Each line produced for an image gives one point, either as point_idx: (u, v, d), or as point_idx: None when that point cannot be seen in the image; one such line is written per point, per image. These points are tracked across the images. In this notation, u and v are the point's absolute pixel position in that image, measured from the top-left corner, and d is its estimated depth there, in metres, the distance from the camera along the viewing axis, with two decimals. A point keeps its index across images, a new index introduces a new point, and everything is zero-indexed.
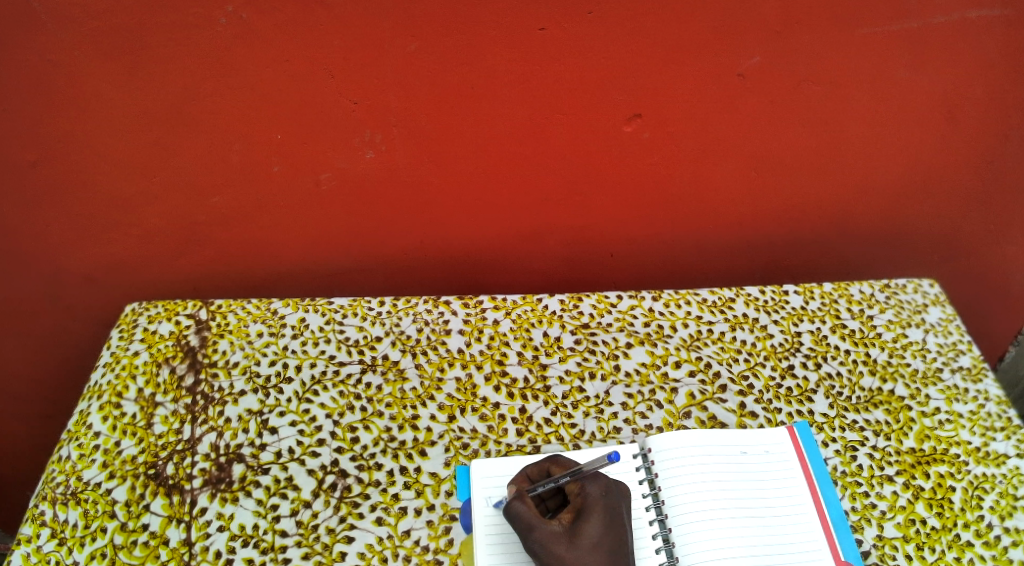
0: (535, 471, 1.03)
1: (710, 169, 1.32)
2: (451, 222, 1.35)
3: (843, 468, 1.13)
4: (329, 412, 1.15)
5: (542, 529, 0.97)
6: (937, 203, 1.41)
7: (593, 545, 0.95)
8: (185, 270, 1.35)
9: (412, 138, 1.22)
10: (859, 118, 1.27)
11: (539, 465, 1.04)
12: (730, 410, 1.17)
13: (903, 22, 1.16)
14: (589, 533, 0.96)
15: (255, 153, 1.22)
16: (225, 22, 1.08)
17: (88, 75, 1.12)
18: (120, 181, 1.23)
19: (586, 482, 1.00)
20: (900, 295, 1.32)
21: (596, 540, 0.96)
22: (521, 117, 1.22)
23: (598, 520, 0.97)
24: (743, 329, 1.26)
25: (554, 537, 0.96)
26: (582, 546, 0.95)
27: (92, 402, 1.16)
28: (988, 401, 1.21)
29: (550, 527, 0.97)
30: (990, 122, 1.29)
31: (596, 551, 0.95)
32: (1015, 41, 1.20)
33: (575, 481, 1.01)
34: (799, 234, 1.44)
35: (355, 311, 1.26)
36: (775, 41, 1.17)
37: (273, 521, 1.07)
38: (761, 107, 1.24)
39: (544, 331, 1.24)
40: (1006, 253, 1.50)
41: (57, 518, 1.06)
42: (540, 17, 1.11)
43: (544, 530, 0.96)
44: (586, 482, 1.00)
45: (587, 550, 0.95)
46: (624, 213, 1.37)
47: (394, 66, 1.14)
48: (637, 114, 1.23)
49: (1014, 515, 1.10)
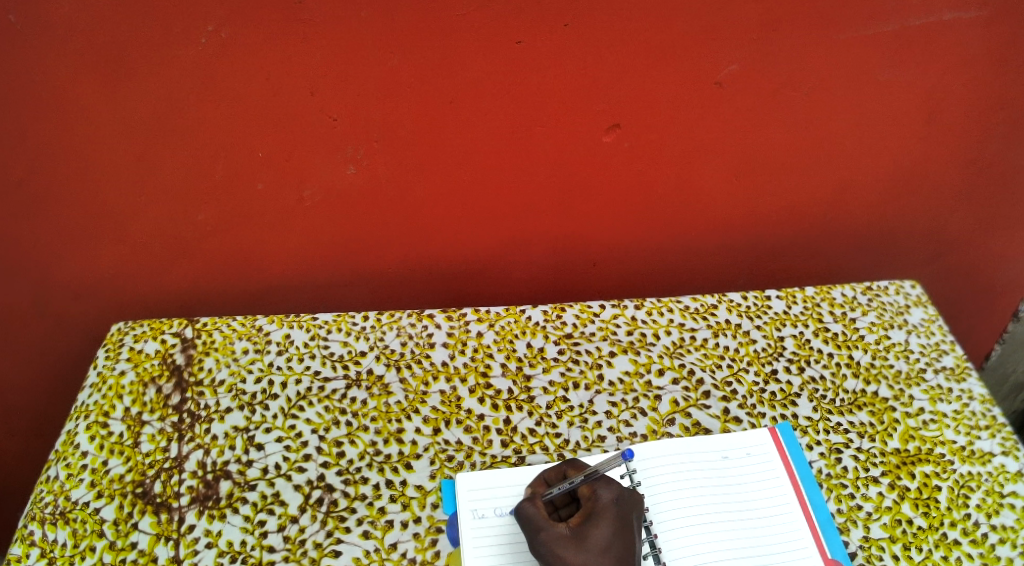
0: (553, 473, 1.04)
1: (691, 176, 1.33)
2: (435, 234, 1.36)
3: (828, 470, 1.13)
4: (315, 427, 1.16)
5: (549, 531, 0.97)
6: (917, 205, 1.42)
7: (602, 551, 0.95)
8: (171, 285, 1.36)
9: (395, 152, 1.24)
10: (838, 123, 1.28)
11: (557, 468, 1.05)
12: (714, 416, 1.18)
13: (877, 26, 1.18)
14: (598, 537, 0.96)
15: (240, 169, 1.23)
16: (206, 40, 1.10)
17: (71, 93, 1.13)
18: (107, 196, 1.23)
19: (598, 485, 1.00)
20: (882, 297, 1.33)
21: (605, 544, 0.96)
22: (503, 128, 1.23)
23: (607, 524, 0.97)
24: (726, 335, 1.27)
25: (559, 540, 0.97)
26: (591, 550, 0.95)
27: (80, 422, 1.16)
28: (972, 400, 1.21)
29: (557, 530, 0.97)
30: (967, 123, 1.31)
31: (605, 556, 0.95)
32: (988, 43, 1.21)
33: (588, 485, 1.00)
34: (781, 240, 1.45)
35: (339, 326, 1.26)
36: (751, 49, 1.18)
37: (261, 536, 1.07)
38: (739, 114, 1.25)
39: (528, 341, 1.25)
40: (987, 253, 1.51)
41: (46, 538, 1.06)
42: (519, 29, 1.13)
43: (551, 532, 0.97)
44: (599, 484, 1.00)
45: (596, 554, 0.95)
46: (606, 222, 1.38)
47: (375, 81, 1.16)
48: (617, 124, 1.24)
49: (1001, 512, 1.10)
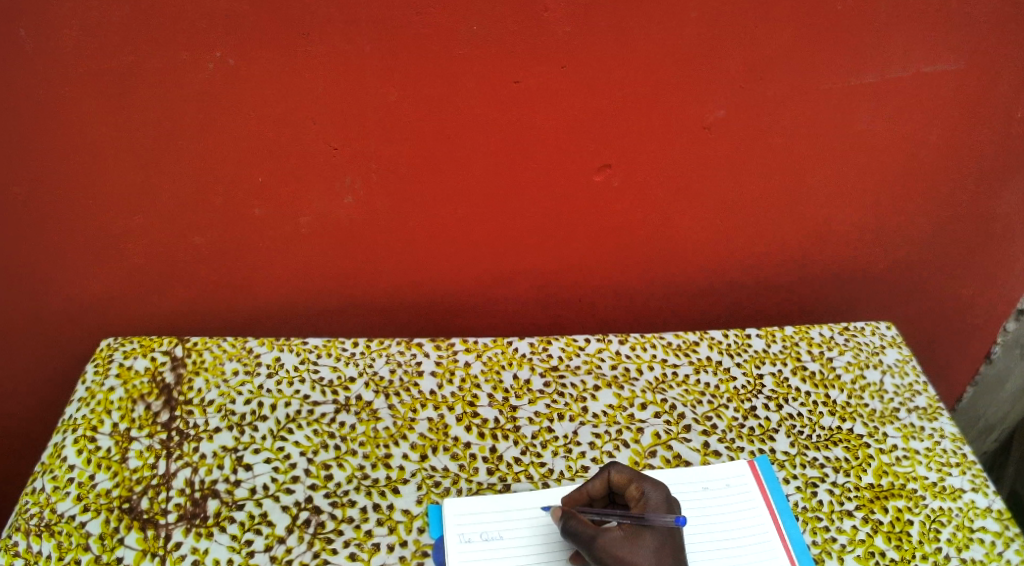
0: (597, 483, 1.08)
1: (676, 218, 1.38)
2: (426, 266, 1.38)
3: (804, 504, 1.16)
4: (304, 449, 1.17)
5: (605, 535, 1.00)
6: (889, 254, 1.49)
7: (658, 547, 1.00)
8: (160, 307, 1.36)
9: (391, 183, 1.27)
10: (815, 172, 1.35)
11: (599, 477, 1.08)
12: (694, 449, 1.21)
13: (854, 81, 1.25)
14: (653, 534, 1.00)
15: (237, 194, 1.25)
16: (212, 67, 1.13)
17: (75, 112, 1.15)
18: (103, 216, 1.25)
19: (647, 487, 1.06)
20: (858, 337, 1.39)
21: (659, 541, 1.00)
22: (497, 164, 1.27)
23: (662, 522, 1.02)
24: (707, 371, 1.31)
25: (617, 541, 1.00)
26: (648, 547, 0.99)
27: (67, 436, 1.16)
28: (943, 438, 1.26)
29: (612, 533, 1.00)
30: (935, 175, 1.38)
31: (661, 552, 0.99)
32: (955, 101, 1.30)
33: (637, 486, 1.06)
34: (760, 283, 1.50)
35: (329, 351, 1.28)
36: (736, 98, 1.24)
37: (248, 556, 1.07)
38: (721, 160, 1.31)
39: (514, 373, 1.28)
40: (956, 302, 1.58)
41: (30, 549, 1.05)
42: (516, 70, 1.18)
43: (607, 536, 1.00)
44: (648, 485, 1.06)
45: (652, 551, 0.99)
46: (591, 261, 1.42)
47: (377, 113, 1.20)
48: (606, 164, 1.29)
49: (970, 546, 1.14)
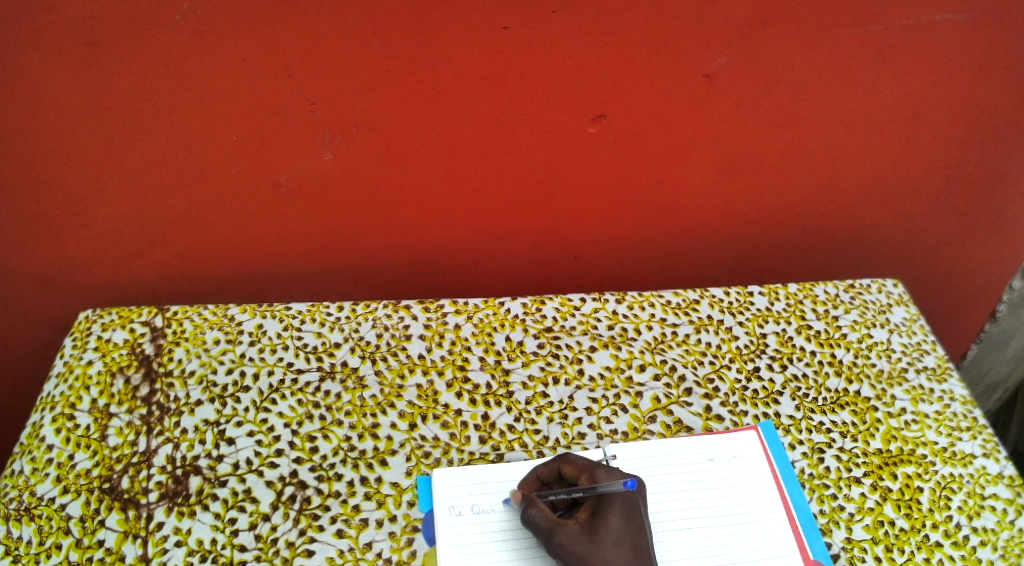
0: (546, 471, 1.04)
1: (677, 170, 1.31)
2: (414, 225, 1.32)
3: (811, 470, 1.12)
4: (288, 421, 1.12)
5: (561, 531, 0.96)
6: (900, 206, 1.42)
7: (615, 542, 0.96)
8: (139, 273, 1.30)
9: (374, 139, 1.20)
10: (824, 121, 1.27)
11: (550, 465, 1.04)
12: (696, 414, 1.17)
13: (867, 23, 1.17)
14: (609, 529, 0.96)
15: (212, 153, 1.18)
16: (180, 18, 1.06)
17: (36, 69, 1.08)
18: (72, 180, 1.18)
19: (598, 475, 1.01)
20: (864, 295, 1.33)
21: (616, 535, 0.96)
22: (486, 117, 1.20)
23: (616, 514, 0.98)
24: (708, 331, 1.25)
25: (572, 537, 0.96)
26: (605, 543, 0.96)
27: (45, 414, 1.11)
28: (953, 401, 1.21)
29: (568, 528, 0.97)
30: (952, 124, 1.30)
31: (619, 547, 0.96)
32: (976, 45, 1.21)
33: (588, 477, 1.01)
34: (764, 236, 1.43)
35: (313, 316, 1.23)
36: (741, 43, 1.16)
37: (232, 535, 1.03)
38: (726, 109, 1.23)
39: (507, 335, 1.23)
40: (969, 254, 1.51)
41: (11, 535, 1.02)
42: (506, 15, 1.10)
43: (563, 531, 0.96)
44: (599, 473, 1.01)
45: (610, 546, 0.96)
46: (588, 216, 1.35)
47: (357, 65, 1.12)
48: (602, 114, 1.22)
49: (981, 514, 1.10)
